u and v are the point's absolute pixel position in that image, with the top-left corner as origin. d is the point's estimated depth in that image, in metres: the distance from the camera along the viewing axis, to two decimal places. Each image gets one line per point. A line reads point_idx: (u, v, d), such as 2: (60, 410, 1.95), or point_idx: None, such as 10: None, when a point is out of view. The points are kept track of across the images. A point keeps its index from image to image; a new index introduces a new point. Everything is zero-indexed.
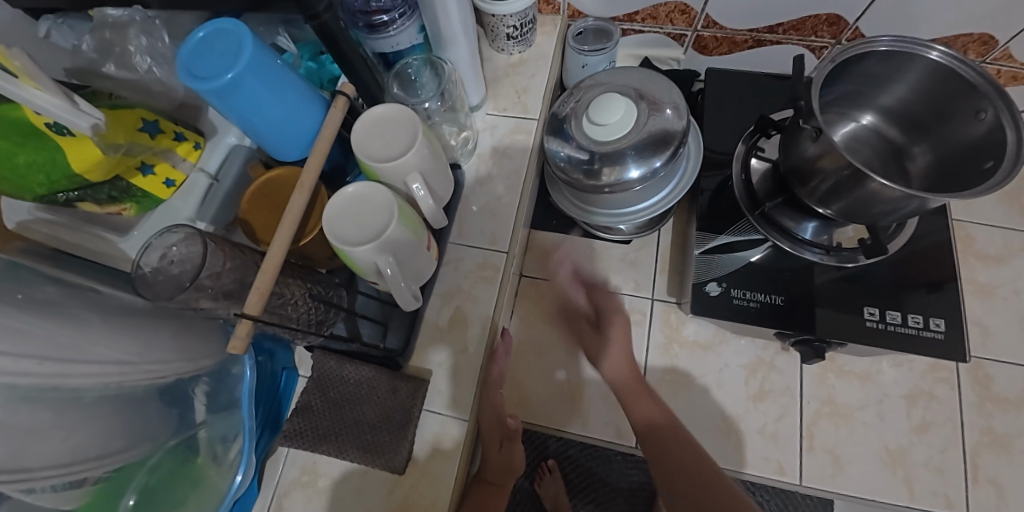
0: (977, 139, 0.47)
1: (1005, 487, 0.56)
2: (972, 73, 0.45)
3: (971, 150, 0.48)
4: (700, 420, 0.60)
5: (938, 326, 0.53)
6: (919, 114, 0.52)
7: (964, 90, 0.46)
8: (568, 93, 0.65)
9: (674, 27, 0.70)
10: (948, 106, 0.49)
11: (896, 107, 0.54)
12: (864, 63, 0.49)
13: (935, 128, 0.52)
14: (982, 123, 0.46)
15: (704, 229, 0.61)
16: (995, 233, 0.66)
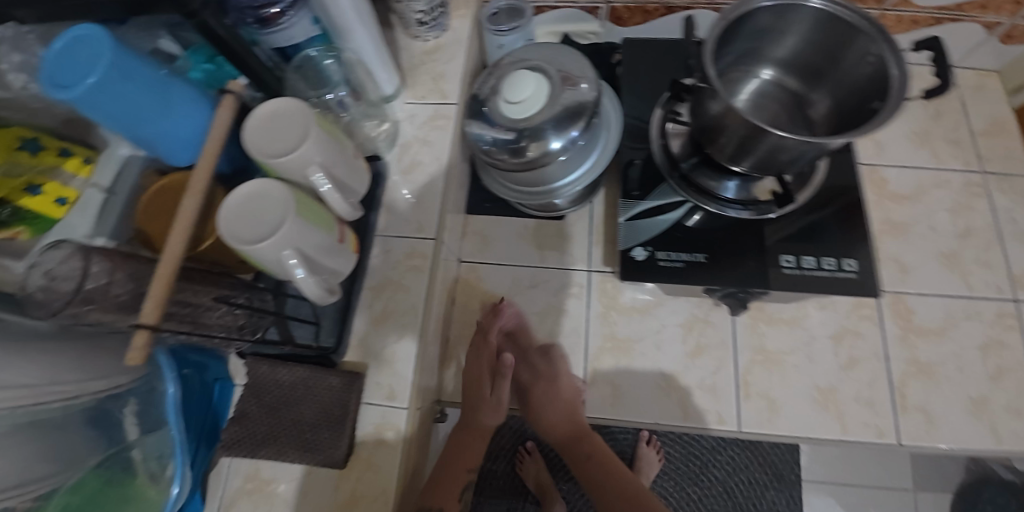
0: (865, 80, 0.49)
1: (931, 411, 0.60)
2: (852, 15, 0.46)
3: (863, 90, 0.49)
4: (643, 382, 0.62)
5: (850, 266, 0.56)
6: (813, 63, 0.54)
7: (848, 32, 0.48)
8: (488, 73, 0.65)
9: (587, 0, 0.70)
10: (836, 53, 0.51)
11: (790, 57, 0.55)
12: (752, 18, 0.50)
13: (828, 75, 0.54)
14: (869, 65, 0.48)
15: (628, 196, 0.62)
16: (908, 173, 0.70)
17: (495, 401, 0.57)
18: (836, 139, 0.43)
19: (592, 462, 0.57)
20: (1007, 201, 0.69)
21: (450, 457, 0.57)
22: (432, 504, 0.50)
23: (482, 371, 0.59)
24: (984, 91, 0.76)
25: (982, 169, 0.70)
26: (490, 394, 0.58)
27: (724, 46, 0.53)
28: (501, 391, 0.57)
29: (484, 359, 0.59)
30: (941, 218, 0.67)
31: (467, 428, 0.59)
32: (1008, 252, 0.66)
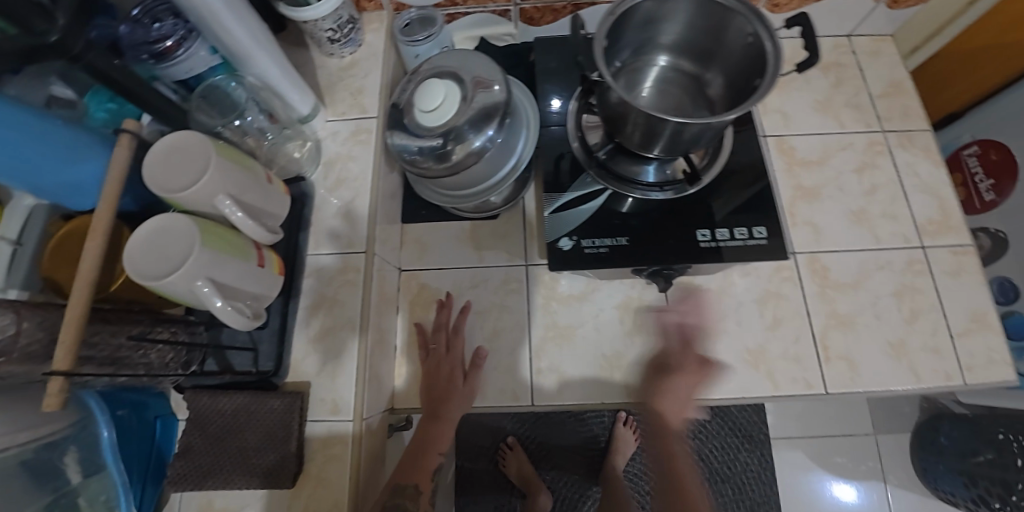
0: (748, 58, 0.52)
1: (854, 359, 0.64)
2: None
3: (747, 64, 0.52)
4: (587, 366, 0.65)
5: (761, 233, 0.60)
6: (701, 45, 0.57)
7: (724, 11, 0.51)
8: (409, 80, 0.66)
9: (495, 4, 0.72)
10: (719, 34, 0.54)
11: (680, 42, 0.58)
12: (633, 12, 0.52)
13: (716, 56, 0.57)
14: (749, 43, 0.51)
15: (552, 190, 0.64)
16: (813, 140, 0.75)
17: (466, 391, 0.62)
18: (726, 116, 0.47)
19: (657, 486, 0.58)
20: (907, 155, 0.74)
21: (416, 446, 0.60)
22: (403, 483, 0.55)
23: (453, 365, 0.63)
24: (879, 55, 0.81)
25: (881, 128, 0.76)
26: (462, 385, 0.62)
27: (617, 41, 0.55)
28: (474, 382, 0.63)
29: (451, 355, 0.64)
30: (847, 178, 0.73)
31: (435, 417, 0.61)
32: (911, 203, 0.72)
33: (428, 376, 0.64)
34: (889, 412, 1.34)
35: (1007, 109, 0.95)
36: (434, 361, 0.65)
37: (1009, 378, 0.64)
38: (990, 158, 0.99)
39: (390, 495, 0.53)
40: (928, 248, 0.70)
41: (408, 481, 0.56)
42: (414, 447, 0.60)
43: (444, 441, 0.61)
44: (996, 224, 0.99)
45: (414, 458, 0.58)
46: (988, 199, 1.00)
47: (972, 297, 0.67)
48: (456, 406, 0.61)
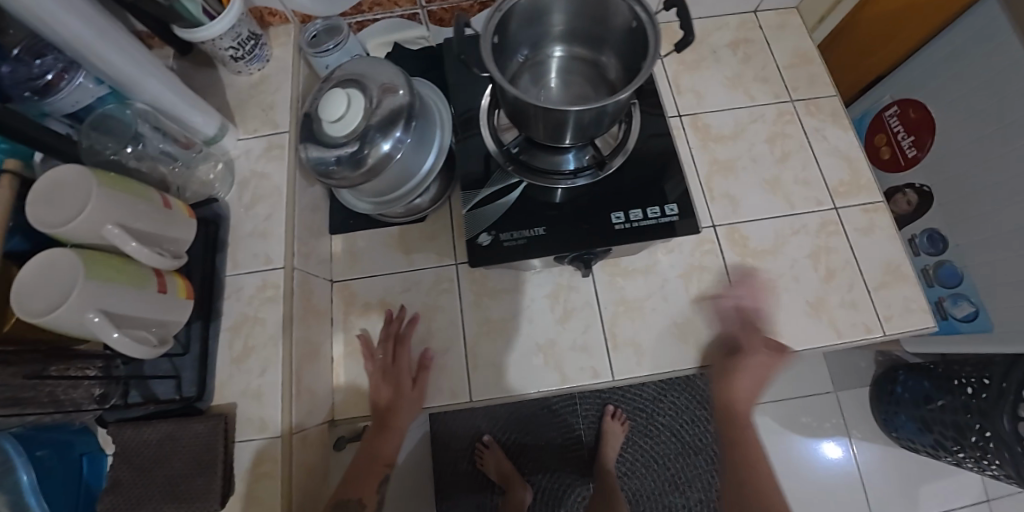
0: (634, 37, 0.53)
1: (776, 322, 0.67)
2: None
3: (634, 39, 0.53)
4: (521, 356, 0.66)
5: (672, 210, 0.62)
6: (590, 31, 0.58)
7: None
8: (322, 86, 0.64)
9: (402, 8, 0.73)
10: (603, 18, 0.55)
11: (569, 29, 0.59)
12: (513, 14, 0.53)
13: (606, 39, 0.58)
14: (632, 24, 0.52)
15: (469, 187, 0.64)
16: (725, 116, 0.78)
17: (415, 397, 0.63)
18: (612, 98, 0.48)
19: (738, 459, 0.56)
20: (816, 121, 0.77)
21: (364, 458, 0.62)
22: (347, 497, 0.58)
23: (402, 374, 0.64)
24: (785, 27, 0.84)
25: (790, 98, 0.79)
26: (411, 392, 0.63)
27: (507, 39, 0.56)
28: (422, 388, 0.64)
29: (400, 364, 0.64)
30: (761, 150, 0.76)
31: (382, 426, 0.63)
32: (822, 167, 0.75)
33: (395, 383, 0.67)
34: (849, 369, 1.40)
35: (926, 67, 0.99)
36: (383, 369, 0.65)
37: (924, 324, 0.67)
38: (909, 115, 1.04)
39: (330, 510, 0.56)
40: (841, 209, 0.73)
41: (351, 495, 0.59)
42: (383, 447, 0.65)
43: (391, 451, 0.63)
44: (919, 179, 1.04)
45: (361, 471, 0.61)
46: (911, 155, 1.05)
47: (883, 251, 0.71)
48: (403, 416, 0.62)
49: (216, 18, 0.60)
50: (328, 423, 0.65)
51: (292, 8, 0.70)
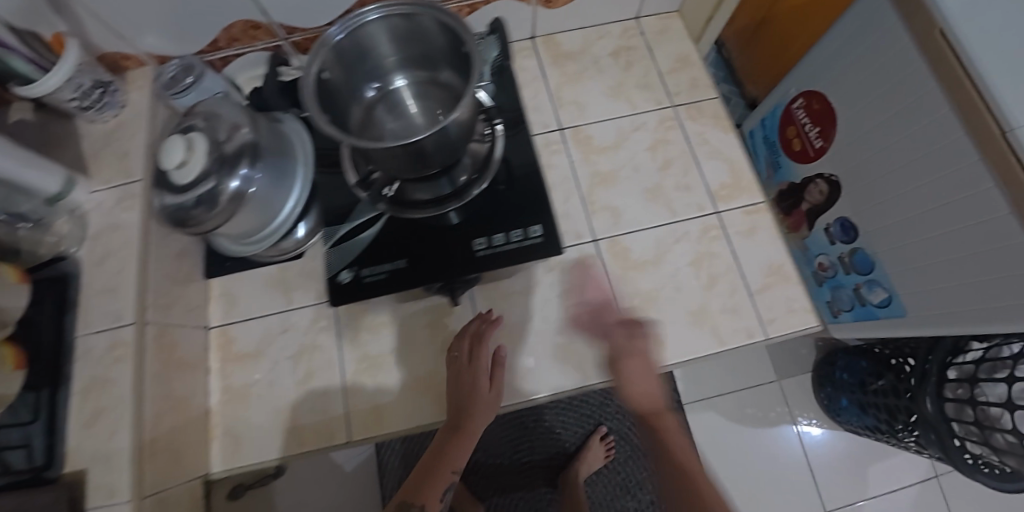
0: (455, 46, 0.53)
1: (658, 335, 0.66)
2: (401, 8, 0.50)
3: (461, 57, 0.54)
4: (401, 391, 0.65)
5: (536, 233, 0.62)
6: (420, 54, 0.57)
7: (411, 17, 0.52)
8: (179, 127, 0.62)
9: (262, 42, 0.71)
10: (422, 38, 0.54)
11: (403, 57, 0.58)
12: (340, 52, 0.53)
13: (436, 57, 0.57)
14: (448, 34, 0.52)
15: (330, 223, 0.63)
16: (606, 126, 0.77)
17: (493, 398, 0.61)
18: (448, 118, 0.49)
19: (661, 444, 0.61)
20: (697, 125, 0.77)
21: (433, 456, 0.66)
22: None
23: (476, 376, 0.60)
24: (667, 32, 0.83)
25: (672, 104, 0.78)
26: (489, 392, 0.61)
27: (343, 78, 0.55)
28: (500, 386, 0.62)
29: (476, 365, 0.60)
30: (642, 158, 0.75)
31: (455, 431, 0.62)
32: (703, 171, 0.74)
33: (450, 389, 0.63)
34: (790, 357, 1.41)
35: (822, 58, 1.00)
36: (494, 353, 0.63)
37: (806, 324, 0.67)
38: (813, 107, 1.05)
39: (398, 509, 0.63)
40: (722, 213, 0.72)
41: (416, 499, 0.64)
42: (438, 448, 0.65)
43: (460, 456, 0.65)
44: (826, 169, 1.05)
45: (431, 469, 0.65)
46: (818, 146, 1.05)
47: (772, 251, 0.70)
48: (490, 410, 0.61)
49: (51, 70, 0.57)
50: (204, 477, 0.63)
51: (146, 49, 0.69)
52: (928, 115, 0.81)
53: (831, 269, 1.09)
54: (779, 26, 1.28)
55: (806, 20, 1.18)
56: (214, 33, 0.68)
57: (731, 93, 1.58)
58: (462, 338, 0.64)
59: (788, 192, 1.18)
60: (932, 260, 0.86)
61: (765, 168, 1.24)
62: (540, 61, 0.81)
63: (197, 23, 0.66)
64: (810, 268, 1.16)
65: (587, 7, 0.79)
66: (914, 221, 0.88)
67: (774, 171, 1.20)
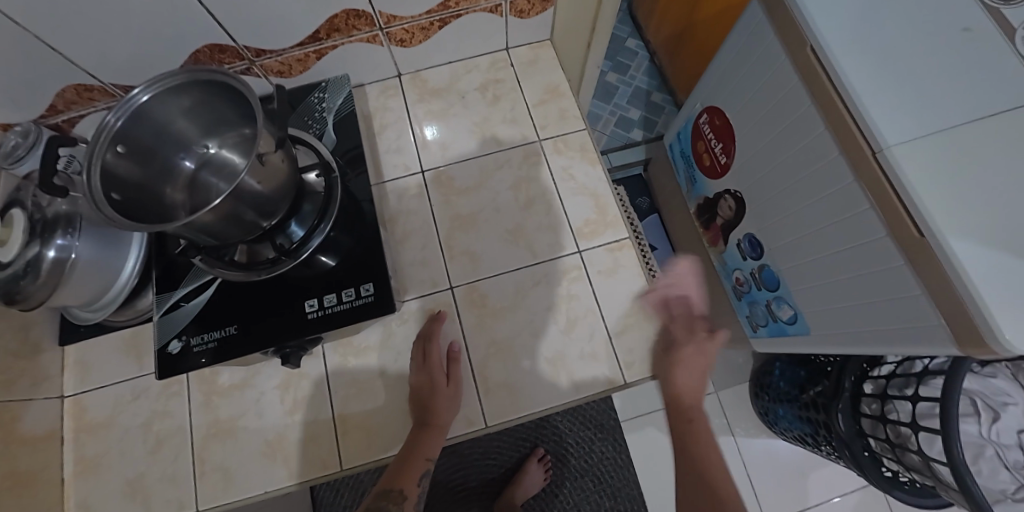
0: (237, 100, 0.55)
1: (512, 384, 0.65)
2: (169, 80, 0.53)
3: (249, 110, 0.55)
4: (250, 456, 0.64)
5: (368, 291, 0.61)
6: (217, 119, 0.59)
7: (188, 84, 0.53)
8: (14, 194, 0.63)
9: (102, 102, 0.70)
10: (207, 103, 0.56)
11: (203, 124, 0.59)
12: (130, 134, 0.54)
13: (231, 119, 0.59)
14: (224, 90, 0.54)
15: (161, 290, 0.62)
16: (469, 166, 0.75)
17: (452, 394, 0.62)
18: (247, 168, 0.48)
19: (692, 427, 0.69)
20: (563, 159, 0.75)
21: (404, 453, 0.62)
22: (384, 493, 0.63)
23: (433, 373, 0.62)
24: (537, 62, 0.82)
25: (538, 138, 0.76)
26: (447, 388, 0.62)
27: (143, 155, 0.56)
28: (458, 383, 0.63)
29: (432, 363, 0.63)
30: (504, 198, 0.73)
31: (424, 426, 0.60)
32: (567, 208, 0.72)
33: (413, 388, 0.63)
34: (728, 367, 1.40)
35: (720, 73, 0.99)
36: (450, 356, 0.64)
37: (666, 365, 0.66)
38: (716, 123, 1.04)
39: (377, 498, 0.63)
40: (585, 251, 0.70)
41: (394, 484, 0.62)
42: (401, 459, 0.62)
43: (432, 449, 0.61)
44: (732, 184, 1.02)
45: (403, 464, 0.61)
46: (723, 162, 1.03)
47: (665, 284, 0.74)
48: (446, 410, 0.61)
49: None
50: None
51: None
52: (809, 133, 0.79)
53: (745, 284, 1.07)
54: (696, 33, 1.27)
55: (717, 27, 1.18)
56: (46, 99, 0.66)
57: (662, 101, 1.57)
58: (426, 339, 0.65)
59: (704, 206, 1.15)
60: (826, 278, 0.84)
61: (684, 181, 1.21)
62: (405, 102, 0.80)
63: (23, 93, 0.64)
64: (730, 282, 1.14)
65: (447, 41, 0.77)
66: (809, 240, 0.85)
67: (691, 185, 1.18)
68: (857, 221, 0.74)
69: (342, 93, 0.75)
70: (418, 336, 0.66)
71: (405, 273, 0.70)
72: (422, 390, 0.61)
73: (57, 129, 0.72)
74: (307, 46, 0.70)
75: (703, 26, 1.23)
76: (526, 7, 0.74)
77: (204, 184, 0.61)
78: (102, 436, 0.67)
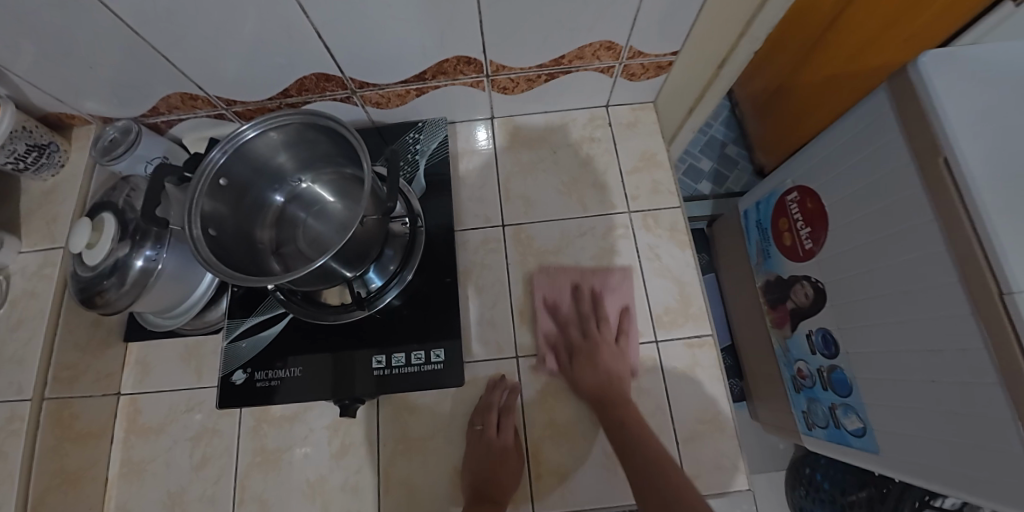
0: (337, 142, 0.54)
1: (564, 471, 0.62)
2: (273, 119, 0.52)
3: (353, 155, 0.54)
4: (289, 494, 0.63)
5: (438, 358, 0.62)
6: (314, 155, 0.58)
7: (298, 124, 0.53)
8: (114, 188, 0.63)
9: (204, 110, 0.70)
10: (307, 139, 0.56)
11: (301, 159, 0.59)
12: (232, 166, 0.54)
13: (326, 156, 0.58)
14: (325, 134, 0.54)
15: (233, 317, 0.64)
16: (553, 228, 0.72)
17: (513, 470, 0.60)
18: (352, 231, 0.48)
19: (626, 428, 0.58)
20: (651, 237, 0.71)
21: None
22: None
23: (503, 445, 0.60)
24: (637, 125, 0.78)
25: (627, 209, 0.73)
26: (511, 461, 0.60)
27: (241, 189, 0.57)
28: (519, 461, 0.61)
29: (500, 435, 0.60)
30: (583, 268, 0.70)
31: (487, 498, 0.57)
32: (648, 290, 0.69)
33: (474, 458, 0.60)
34: (766, 452, 1.33)
35: (822, 154, 0.93)
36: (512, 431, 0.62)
37: (733, 485, 0.61)
38: (806, 206, 0.98)
39: None
40: (661, 342, 0.66)
41: None
42: None
43: None
44: (813, 273, 0.96)
45: None
46: (807, 247, 0.97)
47: (620, 277, 0.69)
48: (510, 491, 0.60)
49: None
50: None
51: (88, 113, 0.69)
52: (919, 250, 0.71)
53: (809, 378, 1.00)
54: (794, 96, 1.19)
55: (823, 94, 1.09)
56: (151, 101, 0.67)
57: (738, 156, 1.50)
58: (493, 406, 0.63)
59: (774, 285, 1.09)
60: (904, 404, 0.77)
61: (755, 254, 1.15)
62: (495, 147, 0.77)
63: (131, 93, 0.65)
64: (790, 371, 1.07)
65: (550, 93, 0.74)
66: (897, 360, 0.78)
67: (762, 260, 1.12)
68: (962, 359, 0.66)
69: (438, 138, 0.76)
70: (477, 406, 0.64)
71: (473, 330, 0.67)
72: (488, 458, 0.59)
73: (155, 128, 0.72)
74: (410, 83, 0.68)
75: (805, 90, 1.14)
76: (638, 71, 0.71)
77: (291, 218, 0.61)
78: (150, 441, 0.67)
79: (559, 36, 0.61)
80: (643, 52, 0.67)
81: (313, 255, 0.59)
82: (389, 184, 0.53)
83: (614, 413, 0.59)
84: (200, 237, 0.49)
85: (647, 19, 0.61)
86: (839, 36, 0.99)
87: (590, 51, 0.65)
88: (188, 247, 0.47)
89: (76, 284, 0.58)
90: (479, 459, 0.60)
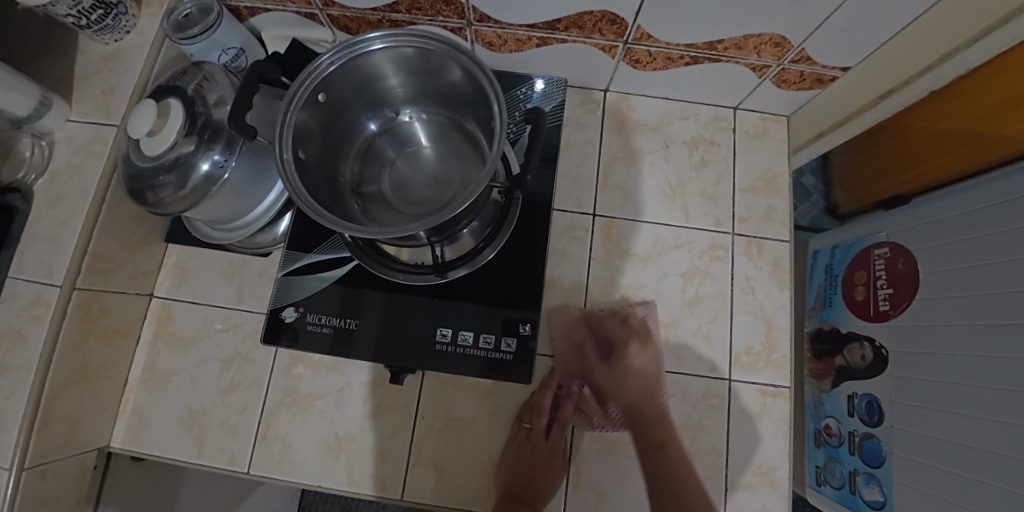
0: (470, 91, 0.50)
1: (603, 492, 0.58)
2: (407, 39, 0.46)
3: (484, 107, 0.49)
4: (314, 442, 0.59)
5: (508, 346, 0.56)
6: (432, 91, 0.53)
7: (422, 50, 0.47)
8: (184, 71, 0.55)
9: (296, 5, 0.60)
10: (432, 69, 0.50)
11: (413, 91, 0.54)
12: (336, 81, 0.48)
13: (446, 96, 0.53)
14: (459, 75, 0.48)
15: (293, 249, 0.60)
16: (648, 231, 0.65)
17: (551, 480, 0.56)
18: (466, 195, 0.41)
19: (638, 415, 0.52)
20: (749, 267, 0.64)
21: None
22: None
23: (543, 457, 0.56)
24: (764, 138, 0.70)
25: (732, 229, 0.65)
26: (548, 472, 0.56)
27: (341, 106, 0.51)
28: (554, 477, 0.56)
29: (538, 442, 0.57)
30: (671, 285, 0.64)
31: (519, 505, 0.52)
32: (733, 325, 0.63)
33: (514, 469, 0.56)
34: None
35: (928, 219, 0.74)
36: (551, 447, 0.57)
37: None
38: (896, 267, 0.77)
39: None
40: (735, 382, 0.61)
41: None
42: None
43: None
44: (880, 337, 0.77)
45: None
46: (882, 309, 0.78)
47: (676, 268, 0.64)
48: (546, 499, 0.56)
49: None
50: (100, 448, 0.60)
51: None
52: None
53: (836, 438, 0.81)
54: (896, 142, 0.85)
55: (931, 150, 0.77)
56: None
57: (815, 188, 1.12)
58: (537, 413, 0.58)
59: (827, 336, 0.90)
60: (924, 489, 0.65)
61: (813, 298, 0.96)
62: (602, 125, 0.69)
63: None
64: (815, 424, 0.88)
65: (682, 75, 0.64)
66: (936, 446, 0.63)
67: (820, 306, 0.93)
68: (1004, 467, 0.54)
69: (549, 103, 0.67)
70: (527, 403, 0.60)
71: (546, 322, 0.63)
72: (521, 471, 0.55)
73: (235, 13, 0.63)
74: (537, 30, 0.58)
75: (912, 140, 0.80)
76: (793, 78, 0.62)
77: (378, 154, 0.57)
78: (178, 351, 0.63)
79: (735, 17, 0.51)
80: (813, 59, 0.57)
81: (395, 202, 0.55)
82: (528, 154, 0.47)
83: (641, 420, 0.52)
84: (291, 162, 0.44)
85: (842, 23, 0.51)
86: (976, 86, 0.65)
87: (755, 42, 0.55)
88: (278, 166, 0.42)
89: (128, 170, 0.51)
90: (520, 469, 0.56)
